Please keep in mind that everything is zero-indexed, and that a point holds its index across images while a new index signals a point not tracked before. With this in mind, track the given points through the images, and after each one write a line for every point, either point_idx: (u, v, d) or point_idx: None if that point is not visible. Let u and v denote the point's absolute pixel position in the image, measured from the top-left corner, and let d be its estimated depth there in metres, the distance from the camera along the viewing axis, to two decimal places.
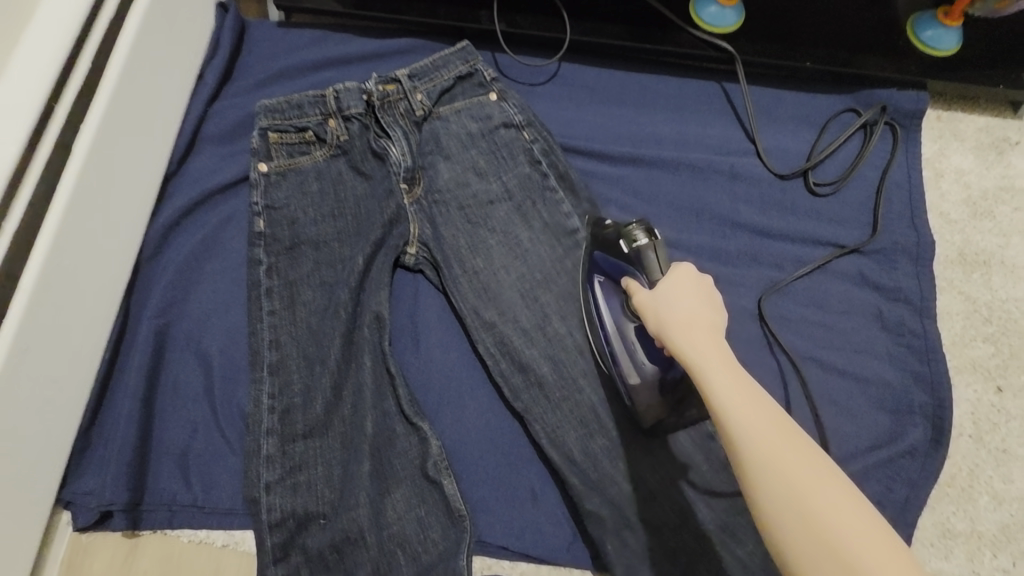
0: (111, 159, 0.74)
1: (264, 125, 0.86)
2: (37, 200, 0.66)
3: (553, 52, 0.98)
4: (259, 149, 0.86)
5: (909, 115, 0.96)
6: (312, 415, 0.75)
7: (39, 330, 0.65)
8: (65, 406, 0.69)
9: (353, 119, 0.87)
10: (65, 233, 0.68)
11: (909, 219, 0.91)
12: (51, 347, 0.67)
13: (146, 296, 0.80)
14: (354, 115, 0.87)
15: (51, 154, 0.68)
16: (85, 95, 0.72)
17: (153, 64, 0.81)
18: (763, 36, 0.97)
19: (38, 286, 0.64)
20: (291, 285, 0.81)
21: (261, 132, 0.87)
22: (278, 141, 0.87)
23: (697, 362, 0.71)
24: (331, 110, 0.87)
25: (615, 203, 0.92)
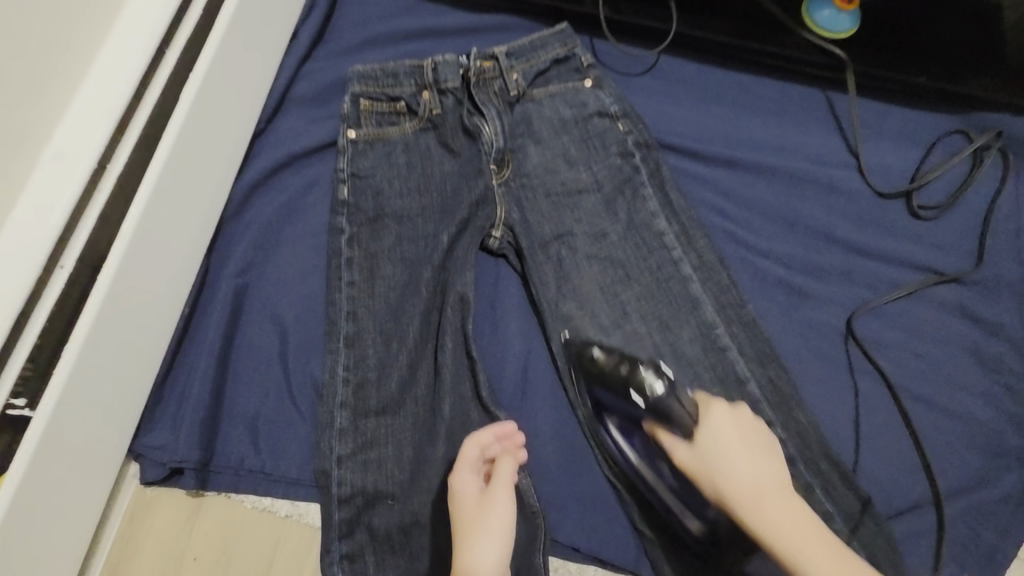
0: (212, 107, 0.73)
1: (356, 91, 0.84)
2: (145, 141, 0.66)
3: (654, 43, 0.95)
4: (350, 115, 0.84)
5: (1022, 143, 0.91)
6: (387, 392, 0.73)
7: (135, 274, 0.65)
8: (148, 355, 0.69)
9: (448, 92, 0.85)
10: (166, 177, 0.67)
11: (1016, 253, 0.87)
12: (141, 294, 0.66)
13: (226, 254, 0.79)
14: (449, 89, 0.84)
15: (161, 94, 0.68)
16: (195, 38, 0.72)
17: (258, 16, 0.79)
18: (877, 46, 0.92)
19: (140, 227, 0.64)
20: (372, 257, 0.79)
21: (352, 97, 0.85)
22: (368, 108, 0.84)
23: (703, 445, 0.66)
24: (426, 82, 0.84)
25: (706, 206, 0.88)
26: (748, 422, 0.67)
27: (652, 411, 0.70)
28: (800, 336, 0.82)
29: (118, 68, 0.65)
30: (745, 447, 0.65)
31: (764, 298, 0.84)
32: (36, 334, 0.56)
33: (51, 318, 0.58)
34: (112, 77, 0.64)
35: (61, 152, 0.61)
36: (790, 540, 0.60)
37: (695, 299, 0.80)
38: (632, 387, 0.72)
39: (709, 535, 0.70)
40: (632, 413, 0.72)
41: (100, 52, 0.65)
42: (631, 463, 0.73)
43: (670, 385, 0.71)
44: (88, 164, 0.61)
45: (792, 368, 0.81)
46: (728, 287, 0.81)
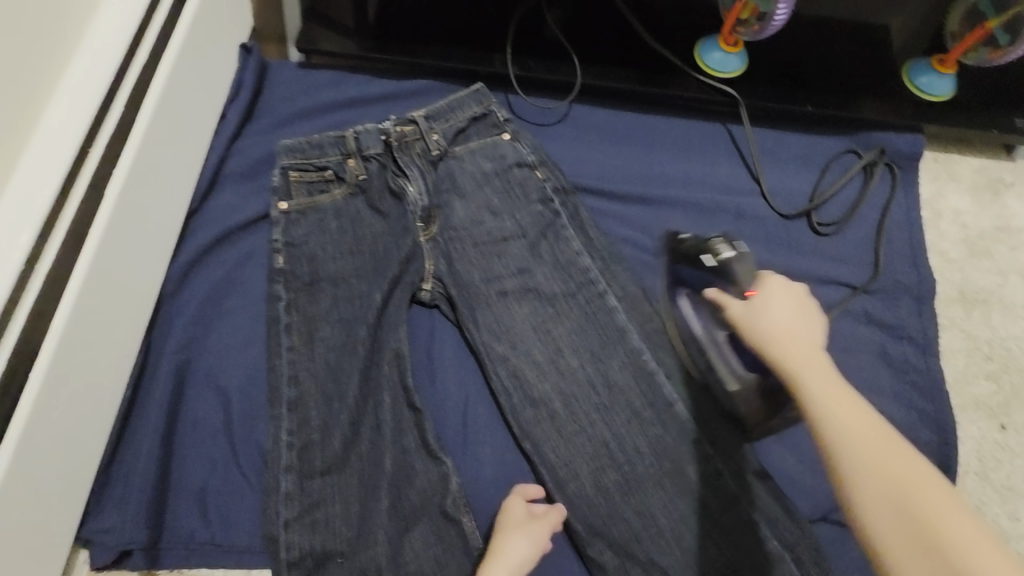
0: (140, 193, 0.75)
1: (285, 163, 0.89)
2: (74, 235, 0.68)
3: (563, 94, 1.02)
4: (280, 187, 0.88)
5: (906, 157, 1.00)
6: (330, 452, 0.75)
7: (71, 365, 0.66)
8: (90, 441, 0.70)
9: (371, 158, 0.90)
10: (98, 268, 0.69)
11: (910, 258, 0.94)
12: (79, 383, 0.67)
13: (167, 332, 0.82)
14: (372, 155, 0.90)
15: (87, 185, 0.69)
16: (121, 129, 0.74)
17: (184, 102, 0.83)
18: (767, 81, 1.01)
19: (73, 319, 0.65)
20: (310, 322, 0.83)
21: (281, 170, 0.89)
22: (298, 179, 0.89)
23: (760, 307, 0.65)
24: (350, 150, 0.89)
25: (624, 240, 0.94)
26: (806, 303, 0.65)
27: (671, 472, 0.78)
28: None
29: (42, 166, 0.65)
30: (791, 318, 0.63)
31: None
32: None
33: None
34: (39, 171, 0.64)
35: None
36: (859, 455, 0.51)
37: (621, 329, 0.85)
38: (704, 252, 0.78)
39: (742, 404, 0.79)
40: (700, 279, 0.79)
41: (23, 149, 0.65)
42: (700, 340, 0.81)
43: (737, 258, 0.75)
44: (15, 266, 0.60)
45: None
46: (651, 315, 0.86)
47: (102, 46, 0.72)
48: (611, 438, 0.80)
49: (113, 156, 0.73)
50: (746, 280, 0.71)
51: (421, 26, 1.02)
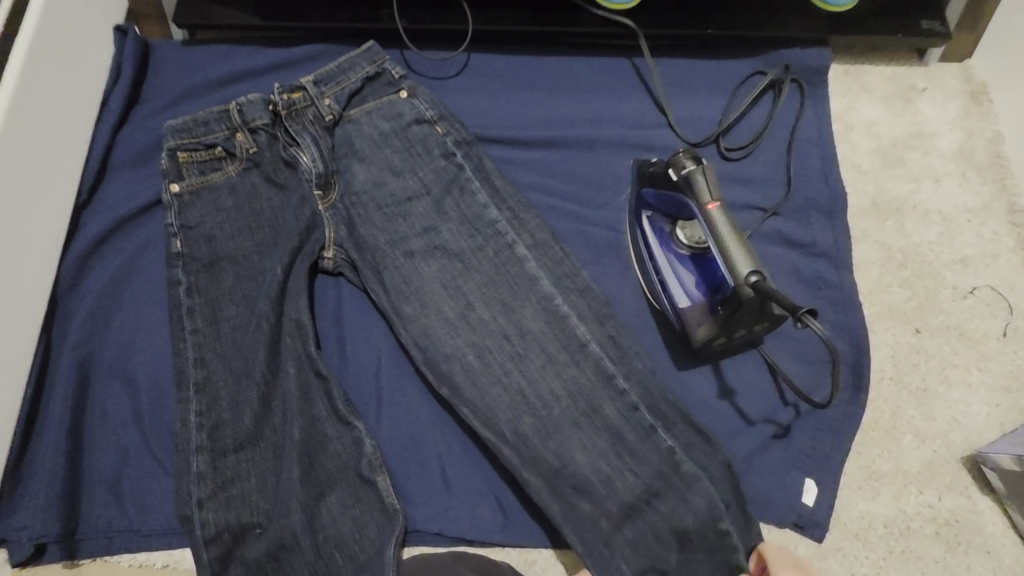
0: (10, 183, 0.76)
1: (172, 145, 0.85)
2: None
3: (458, 43, 0.99)
4: (170, 170, 0.85)
5: (814, 72, 0.97)
6: (242, 428, 0.76)
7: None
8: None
9: (259, 130, 0.87)
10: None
11: (822, 174, 0.93)
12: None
13: (66, 328, 0.80)
14: (260, 126, 0.87)
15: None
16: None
17: (51, 89, 0.83)
18: (666, 7, 0.97)
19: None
20: (213, 302, 0.82)
21: (169, 152, 0.85)
22: (187, 159, 0.86)
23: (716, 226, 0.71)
24: (236, 124, 0.86)
25: (533, 187, 0.92)
26: None
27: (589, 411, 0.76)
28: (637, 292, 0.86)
29: None
30: None
31: (600, 263, 0.88)
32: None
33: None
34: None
35: None
36: None
37: (533, 276, 0.82)
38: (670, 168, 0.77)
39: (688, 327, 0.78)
40: (669, 198, 0.80)
41: None
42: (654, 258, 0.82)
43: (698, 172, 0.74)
44: None
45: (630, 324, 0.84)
46: (561, 259, 0.84)
47: None
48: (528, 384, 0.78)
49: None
50: (707, 194, 0.73)
51: None
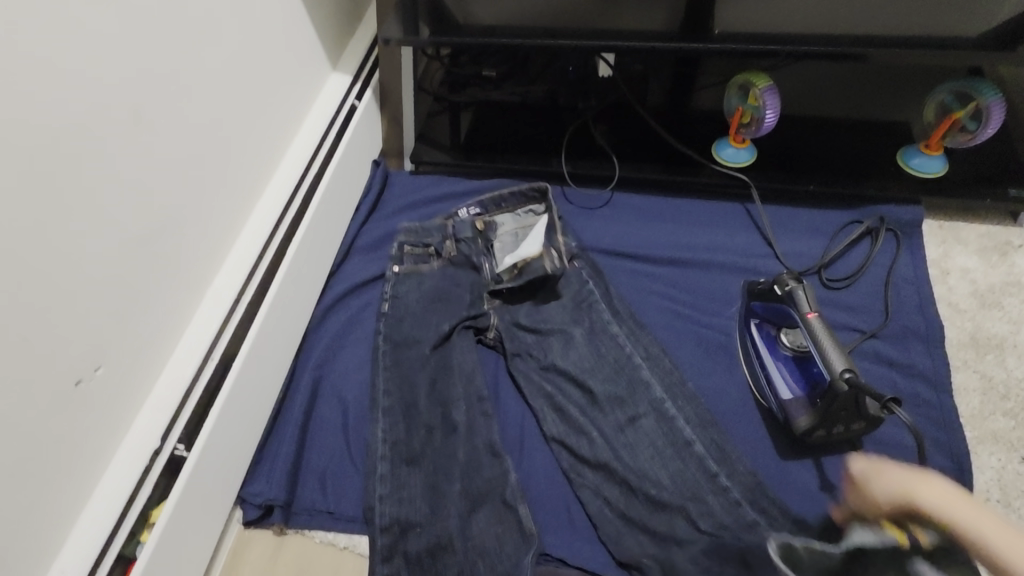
0: (307, 251, 1.12)
1: (401, 240, 1.21)
2: (268, 273, 1.03)
3: (605, 184, 1.31)
4: (395, 255, 1.20)
5: (908, 223, 1.15)
6: (415, 446, 0.99)
7: (257, 357, 0.98)
8: (258, 417, 0.99)
9: (463, 239, 1.21)
10: (279, 296, 1.03)
11: (918, 307, 1.06)
12: (260, 372, 0.99)
13: (308, 355, 1.12)
14: (464, 237, 1.20)
15: (282, 238, 1.06)
16: (300, 208, 1.11)
17: (337, 193, 1.22)
18: (773, 168, 1.24)
19: (262, 326, 0.98)
20: (399, 349, 1.09)
21: (398, 245, 1.21)
22: (409, 252, 1.21)
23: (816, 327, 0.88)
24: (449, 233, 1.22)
25: (658, 294, 1.14)
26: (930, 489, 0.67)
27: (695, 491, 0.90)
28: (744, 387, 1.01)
29: (253, 236, 1.02)
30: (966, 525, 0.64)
31: (711, 361, 1.05)
32: (201, 388, 0.88)
33: (207, 386, 0.90)
34: (256, 229, 1.03)
35: (218, 290, 0.95)
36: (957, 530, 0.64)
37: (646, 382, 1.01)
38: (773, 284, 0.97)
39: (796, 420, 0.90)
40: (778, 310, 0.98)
41: (243, 227, 1.02)
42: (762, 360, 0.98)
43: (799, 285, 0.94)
44: (231, 296, 0.94)
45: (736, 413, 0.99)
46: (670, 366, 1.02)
47: (292, 164, 1.11)
48: (637, 451, 0.95)
49: (294, 225, 1.10)
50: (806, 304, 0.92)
51: (500, 142, 1.40)
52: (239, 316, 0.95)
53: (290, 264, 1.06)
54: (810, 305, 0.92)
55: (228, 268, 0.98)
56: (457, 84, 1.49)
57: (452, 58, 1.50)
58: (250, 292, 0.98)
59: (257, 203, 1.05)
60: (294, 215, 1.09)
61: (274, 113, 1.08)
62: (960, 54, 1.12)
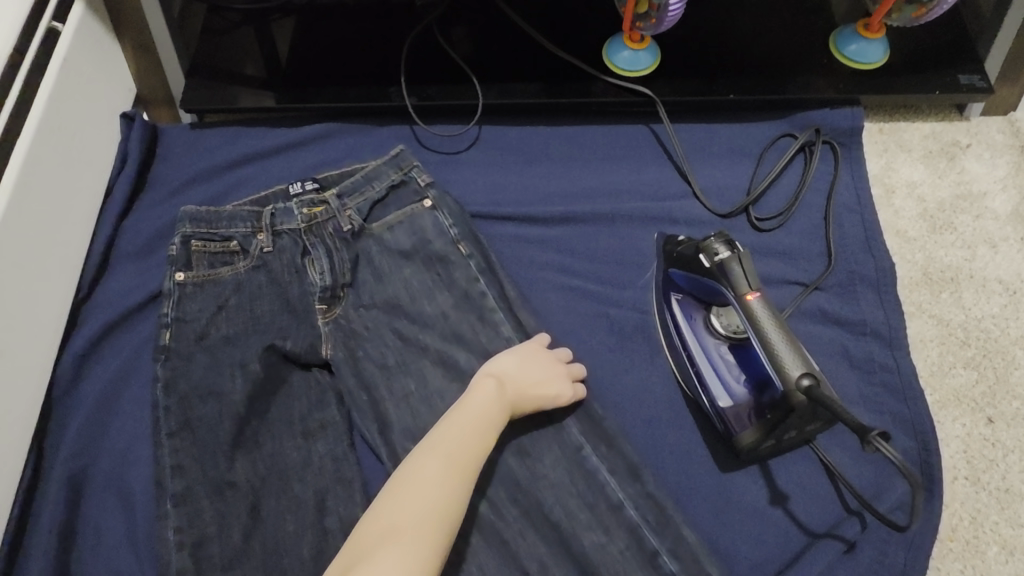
0: (9, 287, 0.72)
1: (185, 233, 0.79)
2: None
3: (469, 116, 0.96)
4: (178, 257, 0.78)
5: (847, 133, 0.91)
6: (230, 546, 0.70)
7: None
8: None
9: (284, 233, 0.80)
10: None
11: (865, 243, 0.85)
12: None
13: (60, 438, 0.76)
14: (285, 230, 0.80)
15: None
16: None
17: (53, 181, 0.79)
18: (682, 75, 0.94)
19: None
20: (184, 402, 0.75)
21: (181, 239, 0.79)
22: (199, 249, 0.79)
23: (758, 313, 0.64)
24: (262, 224, 0.80)
25: (550, 265, 0.86)
26: None
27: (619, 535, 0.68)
28: (668, 379, 0.78)
29: None
30: None
31: (626, 351, 0.80)
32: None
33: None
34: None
35: None
36: None
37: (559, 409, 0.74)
38: (700, 253, 0.71)
39: (738, 425, 0.69)
40: (704, 287, 0.73)
41: None
42: (692, 349, 0.74)
43: (736, 253, 0.69)
44: None
45: (662, 419, 0.77)
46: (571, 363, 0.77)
47: None
48: (530, 489, 0.70)
49: None
50: (746, 285, 0.67)
51: (316, 69, 0.99)
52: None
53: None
54: (751, 285, 0.67)
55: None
56: None
57: None
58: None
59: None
60: None
61: None
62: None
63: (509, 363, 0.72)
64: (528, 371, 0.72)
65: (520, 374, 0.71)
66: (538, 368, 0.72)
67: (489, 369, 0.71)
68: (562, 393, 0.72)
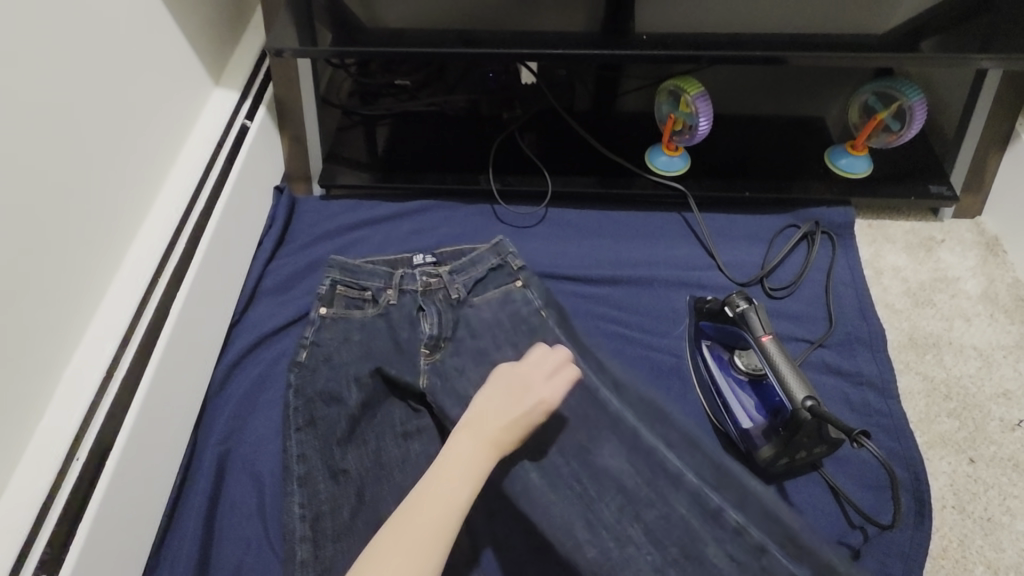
0: (198, 306, 0.95)
1: (333, 278, 1.02)
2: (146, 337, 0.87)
3: (539, 199, 1.22)
4: (325, 295, 1.02)
5: (841, 226, 1.14)
6: (341, 521, 0.86)
7: (137, 445, 0.81)
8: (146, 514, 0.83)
9: (407, 292, 1.01)
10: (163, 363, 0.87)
11: (859, 311, 1.05)
12: (145, 460, 0.83)
13: (210, 427, 0.95)
14: (409, 289, 1.01)
15: (162, 294, 0.90)
16: (185, 254, 0.95)
17: (231, 231, 1.05)
18: (707, 176, 1.20)
19: (144, 405, 0.83)
20: (311, 404, 0.94)
21: (329, 283, 1.02)
22: (342, 293, 1.02)
23: (772, 351, 0.85)
24: (393, 283, 1.02)
25: (603, 316, 1.07)
26: None
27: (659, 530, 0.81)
28: (699, 411, 0.96)
29: (124, 297, 0.85)
30: None
31: (664, 386, 0.99)
32: (65, 500, 0.72)
33: (78, 490, 0.74)
34: (127, 289, 0.86)
35: (81, 370, 0.78)
36: None
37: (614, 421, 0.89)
38: (725, 306, 0.92)
39: (756, 442, 0.87)
40: (726, 333, 0.94)
41: (110, 291, 0.86)
42: (720, 385, 0.93)
43: (752, 306, 0.90)
44: (100, 372, 0.78)
45: None
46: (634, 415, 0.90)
47: (167, 206, 0.95)
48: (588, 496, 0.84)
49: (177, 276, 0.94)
50: (762, 330, 0.87)
51: (422, 158, 1.28)
52: (110, 399, 0.79)
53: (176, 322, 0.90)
54: (766, 330, 0.87)
55: (91, 341, 0.81)
56: (369, 95, 1.36)
57: (360, 67, 1.35)
58: (123, 366, 0.82)
59: (128, 253, 0.89)
60: (177, 262, 0.93)
61: (139, 148, 0.91)
62: (918, 62, 1.05)
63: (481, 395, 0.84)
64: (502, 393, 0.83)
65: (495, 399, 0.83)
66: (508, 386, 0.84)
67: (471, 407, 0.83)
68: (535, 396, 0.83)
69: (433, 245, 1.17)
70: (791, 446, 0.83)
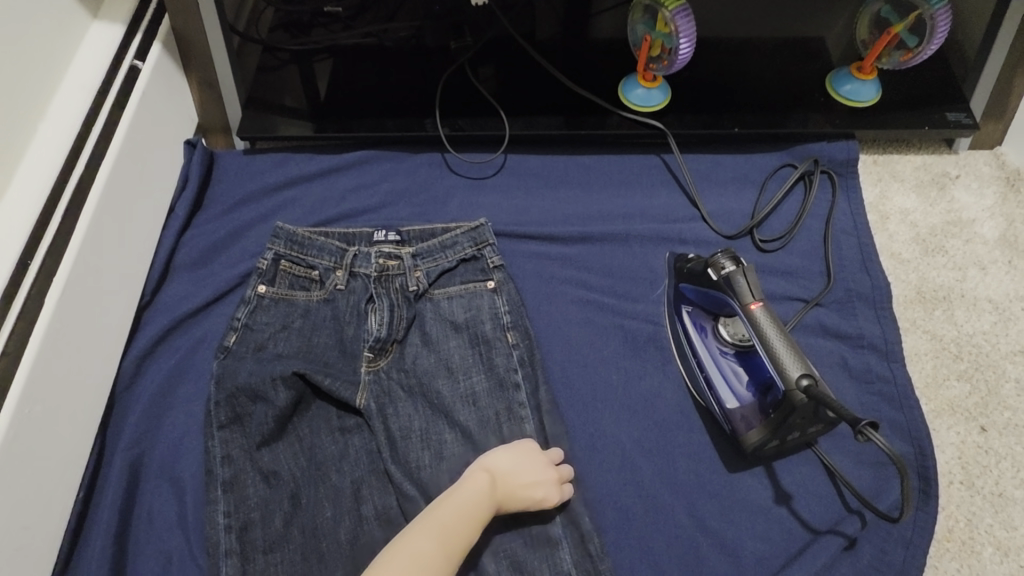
0: (87, 290, 0.80)
1: (278, 251, 0.89)
2: (18, 331, 0.72)
3: (496, 145, 1.06)
4: (266, 271, 0.89)
5: (843, 164, 0.99)
6: (272, 530, 0.75)
7: (17, 461, 0.69)
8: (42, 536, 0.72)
9: (358, 275, 0.88)
10: (43, 362, 0.73)
11: (861, 263, 0.92)
12: (32, 477, 0.71)
13: (120, 428, 0.83)
14: (360, 272, 0.88)
15: (34, 279, 0.75)
16: (62, 228, 0.79)
17: (126, 198, 0.89)
18: (690, 110, 1.03)
19: (20, 413, 0.69)
20: (233, 399, 0.81)
21: (273, 256, 0.89)
22: (286, 269, 0.89)
23: (761, 321, 0.72)
24: (343, 262, 0.89)
25: (571, 280, 0.93)
26: None
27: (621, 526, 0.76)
28: (679, 386, 0.85)
29: None
30: None
31: (639, 360, 0.87)
32: None
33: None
34: None
35: None
36: None
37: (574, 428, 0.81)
38: (709, 268, 0.79)
39: (743, 422, 0.76)
40: (709, 298, 0.81)
41: None
42: (702, 357, 0.82)
43: (741, 267, 0.76)
44: None
45: (673, 422, 0.82)
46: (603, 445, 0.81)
47: (34, 170, 0.78)
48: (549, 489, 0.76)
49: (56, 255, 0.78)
50: (750, 296, 0.74)
51: (359, 101, 1.09)
52: None
53: (56, 311, 0.75)
54: (754, 296, 0.74)
55: None
56: (296, 25, 1.14)
57: None
58: None
59: None
60: (52, 240, 0.78)
61: None
62: None
63: (503, 457, 0.73)
64: (521, 473, 0.73)
65: (513, 472, 0.73)
66: (533, 467, 0.74)
67: (483, 463, 0.73)
68: (547, 498, 0.73)
69: (374, 204, 1.01)
70: (781, 430, 0.72)
